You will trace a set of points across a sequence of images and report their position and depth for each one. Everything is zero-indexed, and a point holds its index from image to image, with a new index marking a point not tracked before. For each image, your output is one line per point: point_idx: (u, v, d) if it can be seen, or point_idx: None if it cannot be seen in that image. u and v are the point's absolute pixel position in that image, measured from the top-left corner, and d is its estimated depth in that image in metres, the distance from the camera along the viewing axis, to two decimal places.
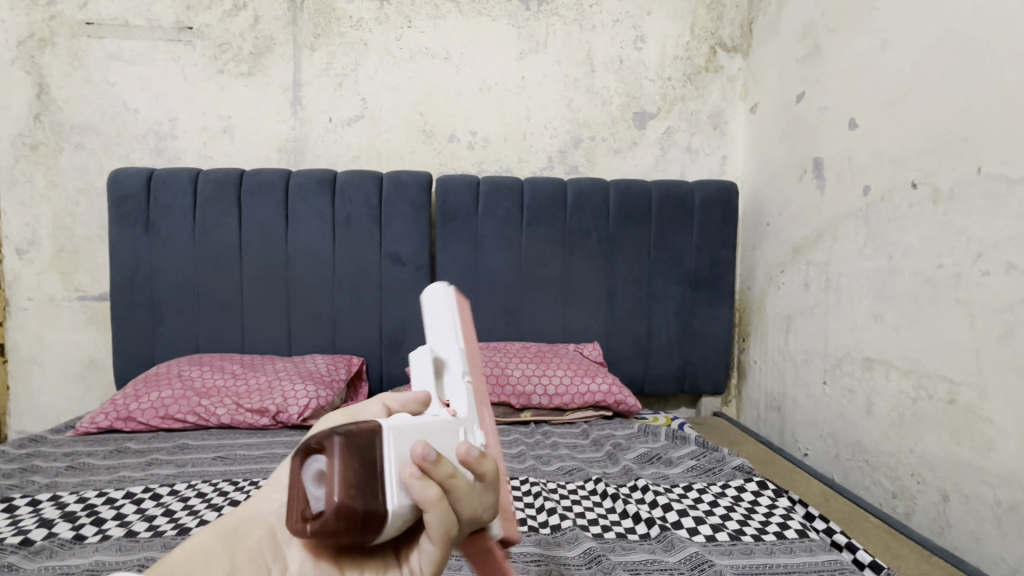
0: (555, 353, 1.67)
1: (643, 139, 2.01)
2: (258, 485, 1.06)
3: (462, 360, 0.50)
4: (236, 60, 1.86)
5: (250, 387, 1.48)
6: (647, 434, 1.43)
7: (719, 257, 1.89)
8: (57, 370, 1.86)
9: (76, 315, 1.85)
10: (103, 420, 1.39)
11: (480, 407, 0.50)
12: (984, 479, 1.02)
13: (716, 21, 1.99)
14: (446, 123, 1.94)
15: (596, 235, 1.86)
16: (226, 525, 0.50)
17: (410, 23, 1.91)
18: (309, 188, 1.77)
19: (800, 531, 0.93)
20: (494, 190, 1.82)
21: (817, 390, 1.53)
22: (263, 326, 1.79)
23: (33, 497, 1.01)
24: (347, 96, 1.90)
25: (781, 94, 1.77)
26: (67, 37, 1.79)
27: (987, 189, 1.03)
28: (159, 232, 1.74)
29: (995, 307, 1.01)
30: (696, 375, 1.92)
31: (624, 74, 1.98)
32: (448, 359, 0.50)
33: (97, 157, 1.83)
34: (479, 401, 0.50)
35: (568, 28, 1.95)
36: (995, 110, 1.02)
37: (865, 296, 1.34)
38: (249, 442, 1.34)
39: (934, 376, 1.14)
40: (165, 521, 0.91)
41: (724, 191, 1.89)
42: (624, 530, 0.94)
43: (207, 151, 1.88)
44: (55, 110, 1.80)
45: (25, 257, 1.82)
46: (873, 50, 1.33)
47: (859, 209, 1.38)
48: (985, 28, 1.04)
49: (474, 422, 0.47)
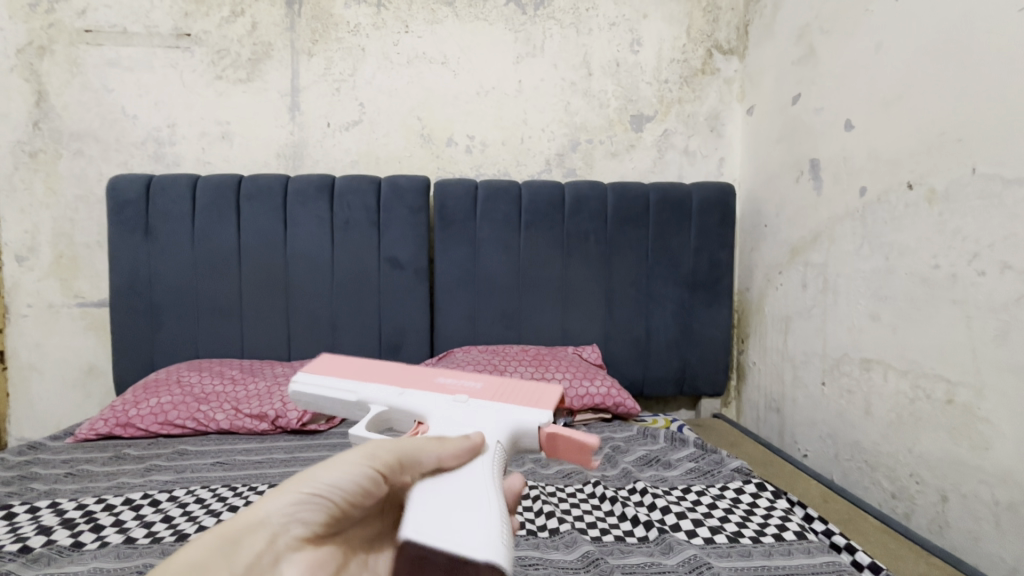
0: (553, 356, 1.67)
1: (640, 142, 2.01)
2: (257, 490, 1.07)
3: (385, 388, 0.66)
4: (234, 66, 1.87)
5: (249, 393, 1.48)
6: (646, 436, 1.43)
7: (717, 259, 1.90)
8: (57, 377, 1.86)
9: (76, 321, 1.86)
10: (102, 426, 1.39)
11: (437, 385, 0.67)
12: (981, 479, 1.02)
13: (712, 24, 2.00)
14: (443, 127, 1.95)
15: (594, 238, 1.86)
16: (228, 527, 0.49)
17: (407, 28, 1.92)
18: (307, 193, 1.77)
19: (797, 533, 0.93)
20: (492, 193, 1.82)
21: (816, 391, 1.53)
22: (262, 331, 1.79)
23: (32, 505, 1.01)
24: (345, 101, 1.91)
25: (777, 96, 1.77)
26: (66, 45, 1.80)
27: (983, 189, 1.04)
28: (158, 238, 1.74)
29: (991, 307, 1.01)
30: (696, 377, 1.92)
31: (621, 78, 1.99)
32: (380, 404, 0.66)
33: (96, 163, 1.84)
34: (426, 382, 0.68)
35: (564, 32, 1.96)
36: (990, 111, 1.02)
37: (862, 296, 1.34)
38: (248, 448, 1.34)
39: (931, 375, 1.14)
40: (164, 527, 0.91)
41: (722, 193, 1.89)
42: (623, 533, 0.94)
43: (205, 157, 1.88)
44: (54, 118, 1.81)
45: (25, 264, 1.82)
46: (867, 52, 1.34)
47: (855, 210, 1.38)
48: (978, 30, 1.04)
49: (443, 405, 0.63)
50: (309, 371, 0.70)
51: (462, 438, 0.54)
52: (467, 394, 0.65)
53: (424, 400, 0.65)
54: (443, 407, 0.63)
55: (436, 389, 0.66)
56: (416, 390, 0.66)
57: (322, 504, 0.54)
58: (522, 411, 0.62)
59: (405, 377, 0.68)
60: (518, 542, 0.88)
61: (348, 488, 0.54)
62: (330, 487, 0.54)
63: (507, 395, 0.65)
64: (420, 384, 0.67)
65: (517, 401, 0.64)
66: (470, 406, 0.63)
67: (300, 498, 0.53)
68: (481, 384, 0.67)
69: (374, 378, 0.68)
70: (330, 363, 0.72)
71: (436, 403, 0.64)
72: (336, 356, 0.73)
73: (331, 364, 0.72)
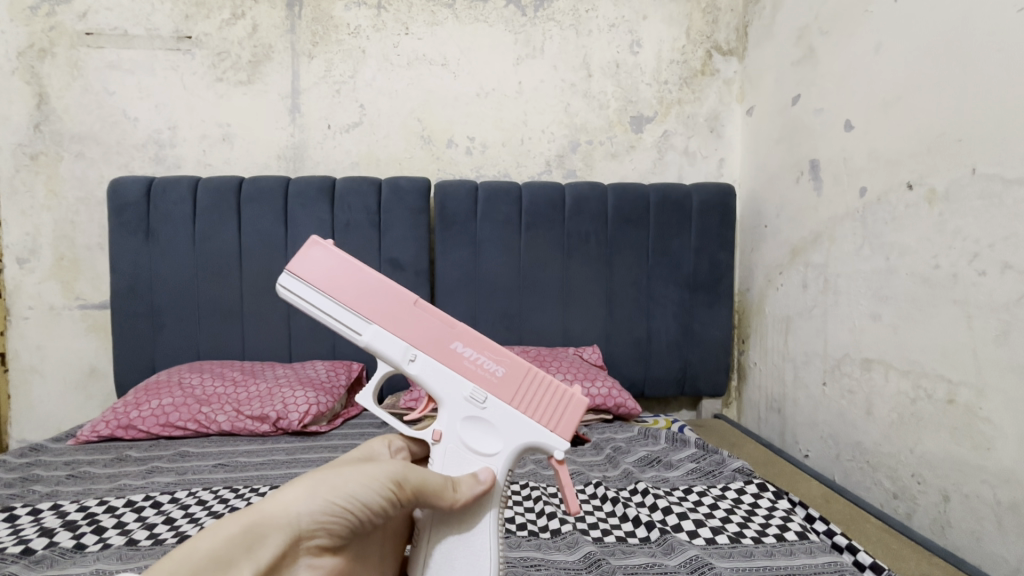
0: (554, 357, 1.67)
1: (640, 142, 2.02)
2: (259, 492, 1.07)
3: (396, 346, 0.63)
4: (234, 68, 1.87)
5: (250, 394, 1.48)
6: (647, 437, 1.44)
7: (718, 259, 1.90)
8: (59, 379, 1.86)
9: (77, 324, 1.86)
10: (103, 428, 1.39)
11: (455, 360, 0.63)
12: (983, 479, 1.02)
13: (712, 25, 2.00)
14: (444, 129, 1.95)
15: (595, 239, 1.86)
16: (259, 514, 0.48)
17: (408, 30, 1.92)
18: (308, 194, 1.77)
19: (799, 533, 0.93)
20: (493, 194, 1.83)
21: (817, 391, 1.53)
22: (263, 333, 1.79)
23: (35, 507, 1.01)
24: (346, 103, 1.92)
25: (776, 96, 1.78)
26: (67, 47, 1.80)
27: (983, 189, 1.04)
28: (159, 240, 1.74)
29: (992, 307, 1.02)
30: (697, 377, 1.92)
31: (621, 79, 1.99)
32: (390, 363, 0.64)
33: (97, 166, 1.84)
34: (441, 349, 0.63)
35: (564, 33, 1.96)
36: (990, 111, 1.02)
37: (863, 297, 1.34)
38: (249, 449, 1.34)
39: (932, 375, 1.14)
40: (165, 529, 0.92)
41: (722, 194, 1.89)
42: (624, 534, 0.94)
43: (206, 159, 1.89)
44: (55, 120, 1.81)
45: (26, 267, 1.83)
46: (867, 53, 1.34)
47: (855, 211, 1.38)
48: (978, 30, 1.05)
49: (458, 399, 0.62)
50: (316, 286, 0.65)
51: (473, 485, 0.58)
52: (485, 390, 0.62)
53: (438, 384, 0.62)
54: (457, 400, 0.62)
55: (453, 367, 0.63)
56: (429, 363, 0.63)
57: (349, 518, 0.52)
58: (538, 435, 0.61)
59: (421, 334, 0.63)
60: (520, 543, 0.88)
61: (371, 506, 0.53)
62: (359, 501, 0.53)
63: (527, 399, 0.62)
64: (435, 352, 0.63)
65: (536, 414, 0.61)
66: (487, 410, 0.61)
67: (332, 507, 0.51)
68: (503, 371, 0.62)
69: (388, 326, 0.63)
70: (339, 275, 0.64)
71: (452, 393, 0.62)
72: (350, 260, 0.66)
73: (341, 276, 0.65)
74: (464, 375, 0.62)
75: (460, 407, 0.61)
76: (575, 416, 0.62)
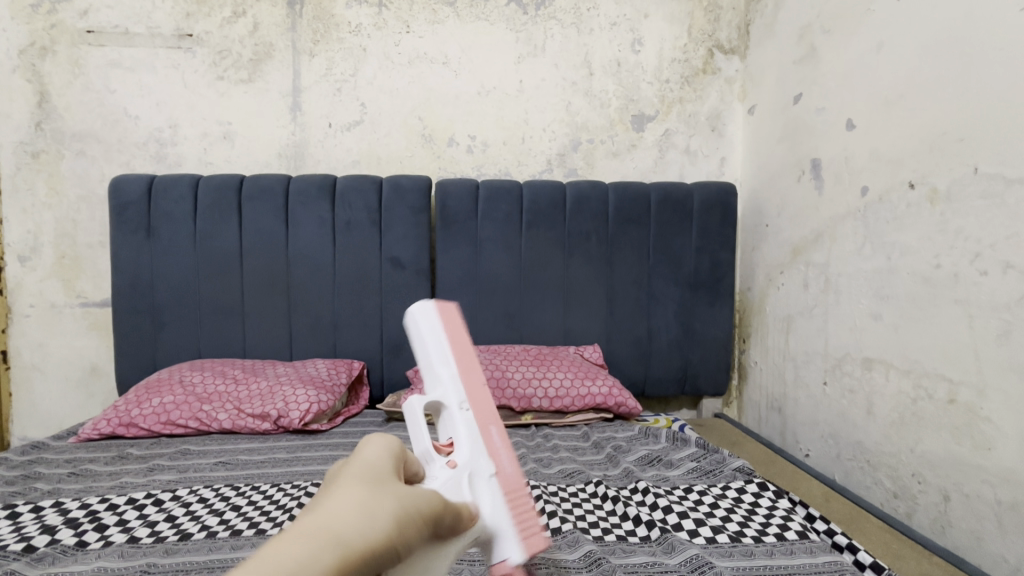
0: (555, 356, 1.67)
1: (641, 141, 2.01)
2: (260, 490, 1.07)
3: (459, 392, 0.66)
4: (235, 66, 1.87)
5: (251, 392, 1.48)
6: (648, 436, 1.44)
7: (719, 258, 1.90)
8: (60, 377, 1.87)
9: (79, 322, 1.86)
10: (104, 426, 1.40)
11: (487, 434, 0.64)
12: (983, 479, 1.02)
13: (713, 23, 2.00)
14: (444, 127, 1.95)
15: (595, 238, 1.86)
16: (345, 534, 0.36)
17: (408, 28, 1.92)
18: (309, 193, 1.77)
19: (800, 532, 0.93)
20: (494, 193, 1.83)
21: (817, 391, 1.53)
22: (264, 331, 1.79)
23: (36, 504, 1.01)
24: (347, 101, 1.91)
25: (778, 95, 1.77)
26: (68, 45, 1.80)
27: (985, 189, 1.03)
28: (160, 238, 1.74)
29: (993, 307, 1.01)
30: (697, 377, 1.92)
31: (622, 77, 1.99)
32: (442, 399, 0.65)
33: (98, 164, 1.84)
34: (486, 422, 0.65)
35: (565, 32, 1.96)
36: (992, 111, 1.02)
37: (864, 296, 1.34)
38: (250, 448, 1.34)
39: (934, 375, 1.14)
40: (167, 526, 0.92)
41: (723, 193, 1.89)
42: (624, 533, 0.94)
43: (207, 157, 1.89)
44: (56, 119, 1.81)
45: (27, 265, 1.83)
46: (869, 52, 1.34)
47: (856, 210, 1.38)
48: (979, 30, 1.04)
49: (477, 455, 0.60)
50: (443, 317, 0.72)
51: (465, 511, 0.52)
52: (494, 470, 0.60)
53: (467, 435, 0.62)
54: (475, 455, 0.60)
55: (483, 437, 0.63)
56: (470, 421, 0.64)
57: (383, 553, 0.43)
58: (506, 536, 0.55)
59: (480, 404, 0.67)
60: None
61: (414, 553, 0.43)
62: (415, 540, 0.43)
63: (520, 504, 0.58)
64: (479, 418, 0.65)
65: (517, 519, 0.57)
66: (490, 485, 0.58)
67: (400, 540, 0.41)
68: (512, 472, 0.61)
69: (463, 376, 0.67)
70: (459, 325, 0.72)
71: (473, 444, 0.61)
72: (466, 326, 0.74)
73: (459, 329, 0.72)
74: (489, 448, 0.62)
75: (475, 462, 0.59)
76: (537, 547, 0.55)
